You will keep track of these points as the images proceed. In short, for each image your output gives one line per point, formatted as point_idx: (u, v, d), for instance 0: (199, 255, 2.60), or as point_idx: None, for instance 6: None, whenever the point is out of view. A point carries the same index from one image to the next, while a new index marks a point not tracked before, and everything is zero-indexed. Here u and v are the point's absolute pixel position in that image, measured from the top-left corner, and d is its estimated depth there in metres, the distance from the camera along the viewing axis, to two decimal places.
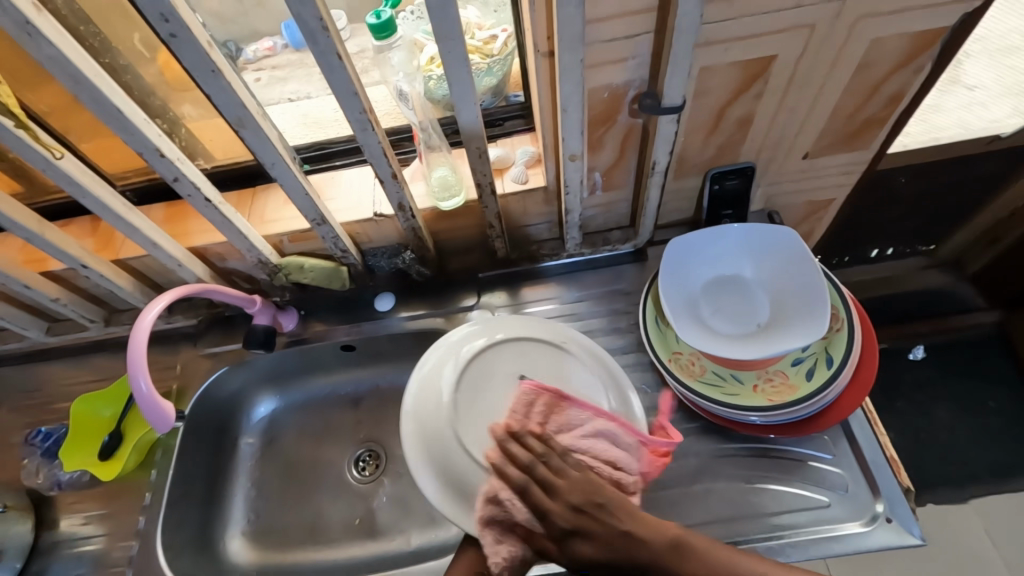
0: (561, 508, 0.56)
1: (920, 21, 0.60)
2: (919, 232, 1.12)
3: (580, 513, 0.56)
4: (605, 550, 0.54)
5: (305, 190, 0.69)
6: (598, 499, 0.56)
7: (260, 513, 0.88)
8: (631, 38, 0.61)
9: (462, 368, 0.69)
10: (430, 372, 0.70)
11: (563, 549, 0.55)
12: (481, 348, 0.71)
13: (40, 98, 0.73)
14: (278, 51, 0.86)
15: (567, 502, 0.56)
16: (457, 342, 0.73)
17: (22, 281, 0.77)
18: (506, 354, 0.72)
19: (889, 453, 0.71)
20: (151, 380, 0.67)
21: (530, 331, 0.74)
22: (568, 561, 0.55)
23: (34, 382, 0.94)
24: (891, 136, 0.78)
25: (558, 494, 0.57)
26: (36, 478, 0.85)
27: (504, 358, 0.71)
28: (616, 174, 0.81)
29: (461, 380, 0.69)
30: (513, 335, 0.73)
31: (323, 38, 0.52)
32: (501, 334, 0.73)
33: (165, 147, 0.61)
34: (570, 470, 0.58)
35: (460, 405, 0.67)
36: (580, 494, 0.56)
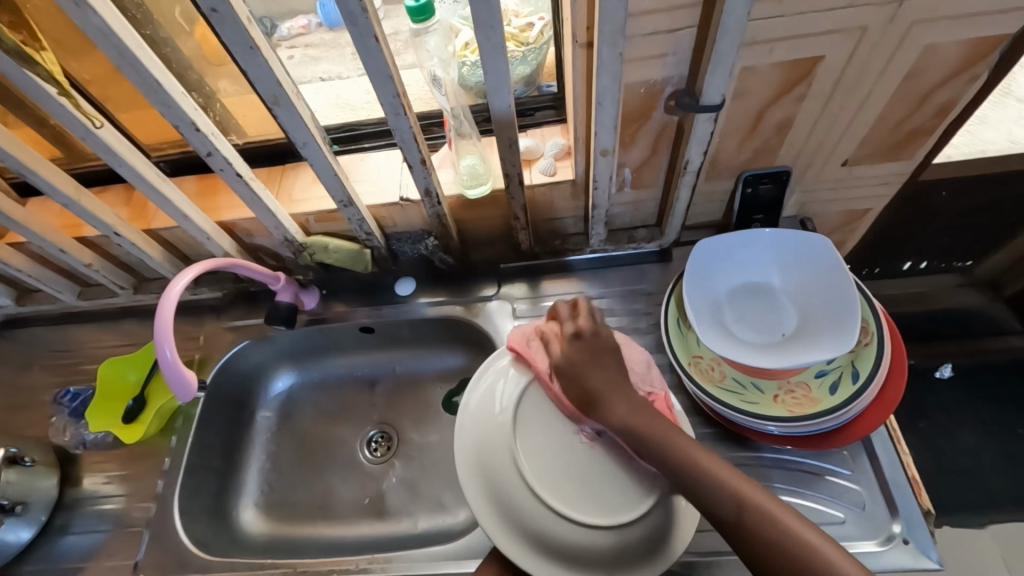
0: (586, 331, 0.71)
1: (980, 28, 0.58)
2: (957, 248, 1.08)
3: (595, 343, 0.70)
4: (595, 369, 0.67)
5: (333, 171, 0.69)
6: (610, 355, 0.69)
7: (274, 485, 0.90)
8: (673, 32, 0.59)
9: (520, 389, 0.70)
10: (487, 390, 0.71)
11: (563, 351, 0.69)
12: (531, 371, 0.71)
13: (83, 67, 0.74)
14: (311, 29, 0.83)
15: (595, 330, 0.71)
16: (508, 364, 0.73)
17: (57, 245, 0.80)
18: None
19: (910, 473, 0.69)
20: (176, 348, 0.68)
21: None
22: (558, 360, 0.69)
23: (64, 343, 0.97)
24: (936, 147, 0.75)
25: (589, 329, 0.71)
26: (63, 435, 0.89)
27: None
28: (647, 171, 0.79)
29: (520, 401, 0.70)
30: None
31: (362, 19, 0.51)
32: None
33: (200, 122, 0.62)
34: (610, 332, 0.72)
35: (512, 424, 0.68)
36: (605, 338, 0.70)
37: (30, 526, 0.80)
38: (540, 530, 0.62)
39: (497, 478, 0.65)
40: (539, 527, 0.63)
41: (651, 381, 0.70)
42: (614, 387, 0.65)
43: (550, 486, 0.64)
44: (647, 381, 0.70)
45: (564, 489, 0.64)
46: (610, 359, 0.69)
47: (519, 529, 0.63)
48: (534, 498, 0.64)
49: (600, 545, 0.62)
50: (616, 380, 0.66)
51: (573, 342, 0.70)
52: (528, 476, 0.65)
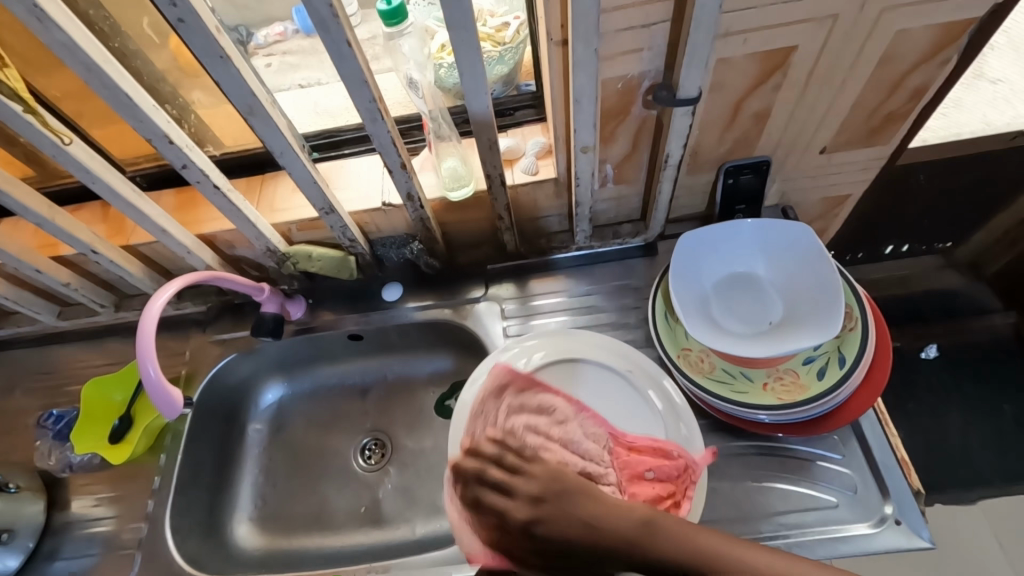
0: (525, 500, 0.60)
1: (949, 12, 0.58)
2: (936, 229, 1.10)
3: (540, 503, 0.59)
4: (568, 531, 0.56)
5: (313, 180, 0.69)
6: (560, 487, 0.60)
7: (267, 498, 0.89)
8: (648, 27, 0.59)
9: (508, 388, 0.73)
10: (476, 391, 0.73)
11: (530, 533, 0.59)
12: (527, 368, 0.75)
13: (51, 83, 0.73)
14: (288, 36, 0.84)
15: (527, 492, 0.61)
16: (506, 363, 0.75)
17: (33, 266, 0.78)
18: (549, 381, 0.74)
19: (900, 454, 0.70)
20: (159, 365, 0.67)
21: (580, 350, 0.76)
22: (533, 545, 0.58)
23: (45, 365, 0.95)
24: (912, 131, 0.76)
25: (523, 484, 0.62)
26: (49, 459, 0.86)
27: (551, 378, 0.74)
28: (628, 166, 0.79)
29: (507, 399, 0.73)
30: (557, 354, 0.76)
31: (334, 25, 0.51)
32: (545, 354, 0.76)
33: (174, 134, 0.61)
34: (538, 471, 0.62)
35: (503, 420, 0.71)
36: (541, 486, 0.60)
37: (18, 553, 0.79)
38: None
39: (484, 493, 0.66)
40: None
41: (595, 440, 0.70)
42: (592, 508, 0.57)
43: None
44: (591, 453, 0.68)
45: None
46: (560, 492, 0.59)
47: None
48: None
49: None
50: (586, 523, 0.56)
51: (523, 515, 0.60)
52: None
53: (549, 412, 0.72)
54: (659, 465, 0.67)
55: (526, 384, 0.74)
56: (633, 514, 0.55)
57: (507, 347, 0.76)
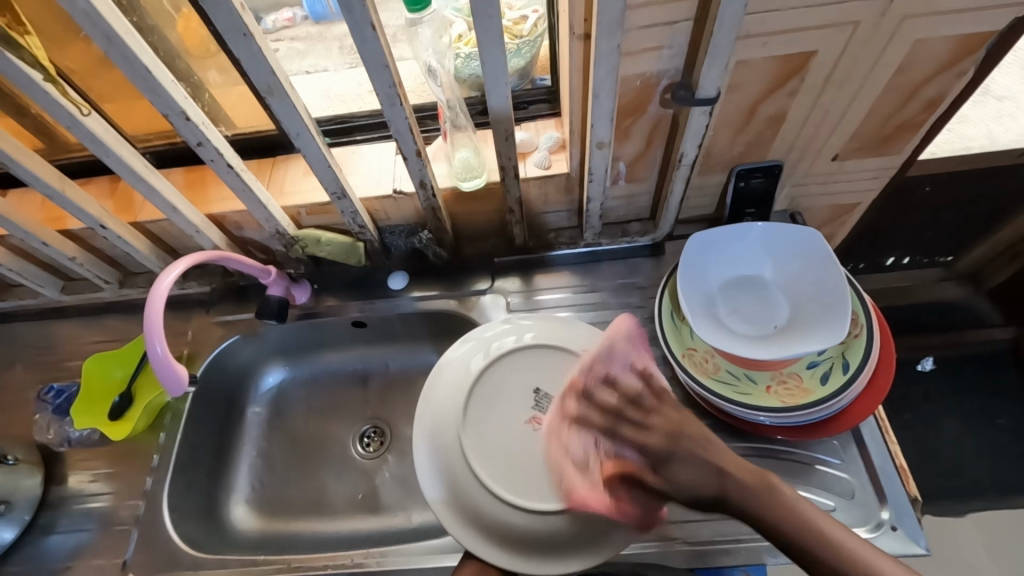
0: (657, 439, 0.62)
1: (967, 25, 0.59)
2: (938, 243, 1.11)
3: (676, 442, 0.61)
4: (699, 474, 0.59)
5: (327, 163, 0.69)
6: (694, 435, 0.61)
7: (265, 481, 0.89)
8: (669, 25, 0.59)
9: (485, 365, 0.71)
10: (456, 362, 0.72)
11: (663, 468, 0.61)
12: (509, 349, 0.73)
13: (66, 55, 0.72)
14: (297, 22, 0.85)
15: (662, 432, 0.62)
16: (491, 336, 0.74)
17: (40, 238, 0.78)
18: (526, 360, 0.72)
19: (898, 461, 0.70)
20: (167, 343, 0.67)
21: (568, 340, 0.73)
22: (662, 481, 0.61)
23: (47, 339, 0.95)
24: (923, 143, 0.77)
25: (652, 430, 0.63)
26: (47, 434, 0.85)
27: (535, 363, 0.72)
28: (641, 165, 0.80)
29: (482, 377, 0.71)
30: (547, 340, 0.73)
31: (359, 6, 0.51)
32: (534, 336, 0.74)
33: (191, 111, 0.61)
34: (673, 415, 0.63)
35: (475, 391, 0.70)
36: (670, 427, 0.62)
37: (13, 527, 0.79)
38: (492, 519, 0.63)
39: (451, 468, 0.65)
40: (488, 512, 0.63)
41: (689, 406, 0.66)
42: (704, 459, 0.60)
43: (498, 476, 0.65)
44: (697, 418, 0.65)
45: (504, 474, 0.65)
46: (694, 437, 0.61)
47: (467, 513, 0.63)
48: (480, 484, 0.64)
49: (546, 535, 0.62)
50: (717, 467, 0.59)
51: (651, 453, 0.61)
52: (471, 463, 0.65)
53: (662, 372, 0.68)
54: None
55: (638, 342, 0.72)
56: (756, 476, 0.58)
57: (497, 325, 0.75)
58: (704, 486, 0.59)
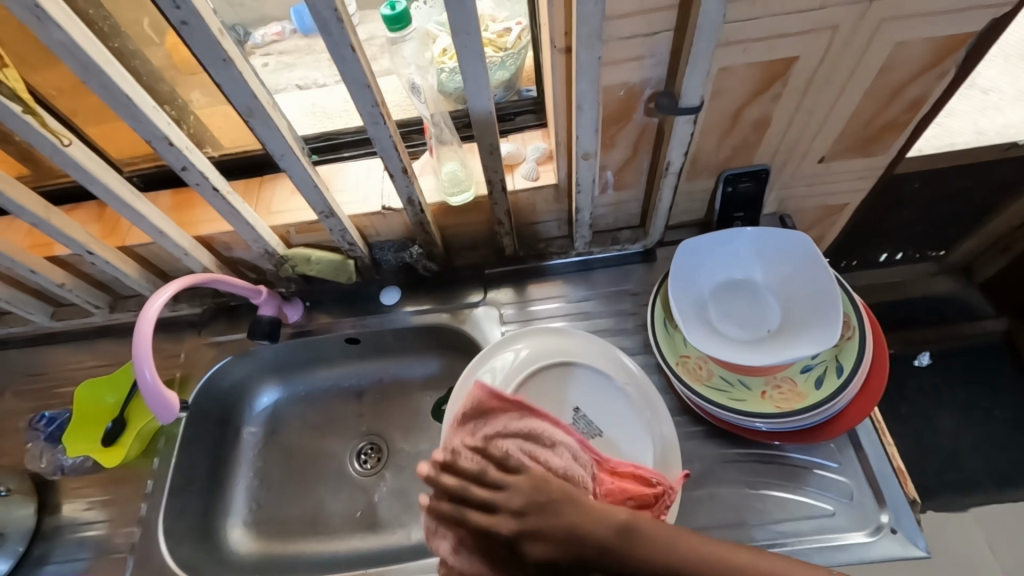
0: (508, 519, 0.48)
1: (945, 26, 0.59)
2: (929, 238, 1.11)
3: (524, 517, 0.47)
4: (559, 544, 0.45)
5: (313, 182, 0.68)
6: (538, 495, 0.48)
7: (262, 502, 0.88)
8: (650, 36, 0.59)
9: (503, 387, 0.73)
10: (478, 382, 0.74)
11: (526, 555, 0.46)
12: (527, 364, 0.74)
13: (48, 82, 0.72)
14: (286, 36, 0.82)
15: (506, 504, 0.48)
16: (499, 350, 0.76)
17: (28, 266, 0.77)
18: (548, 372, 0.74)
19: (895, 463, 0.70)
20: (156, 368, 0.66)
21: (581, 353, 0.75)
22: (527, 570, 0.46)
23: (39, 365, 0.94)
24: (908, 142, 0.77)
25: (503, 509, 0.49)
26: (39, 462, 0.84)
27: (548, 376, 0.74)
28: (628, 172, 0.79)
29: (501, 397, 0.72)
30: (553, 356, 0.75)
31: (337, 29, 0.51)
32: (538, 350, 0.76)
33: (174, 135, 0.60)
34: (518, 478, 0.49)
35: None
36: (523, 496, 0.48)
37: (7, 558, 0.78)
38: None
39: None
40: None
41: (582, 462, 0.60)
42: (541, 527, 0.46)
43: None
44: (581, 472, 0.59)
45: None
46: (541, 496, 0.48)
47: None
48: None
49: None
50: (575, 530, 0.46)
51: (501, 541, 0.48)
52: None
53: (536, 436, 0.62)
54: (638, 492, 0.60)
55: (494, 407, 0.64)
56: (618, 519, 0.46)
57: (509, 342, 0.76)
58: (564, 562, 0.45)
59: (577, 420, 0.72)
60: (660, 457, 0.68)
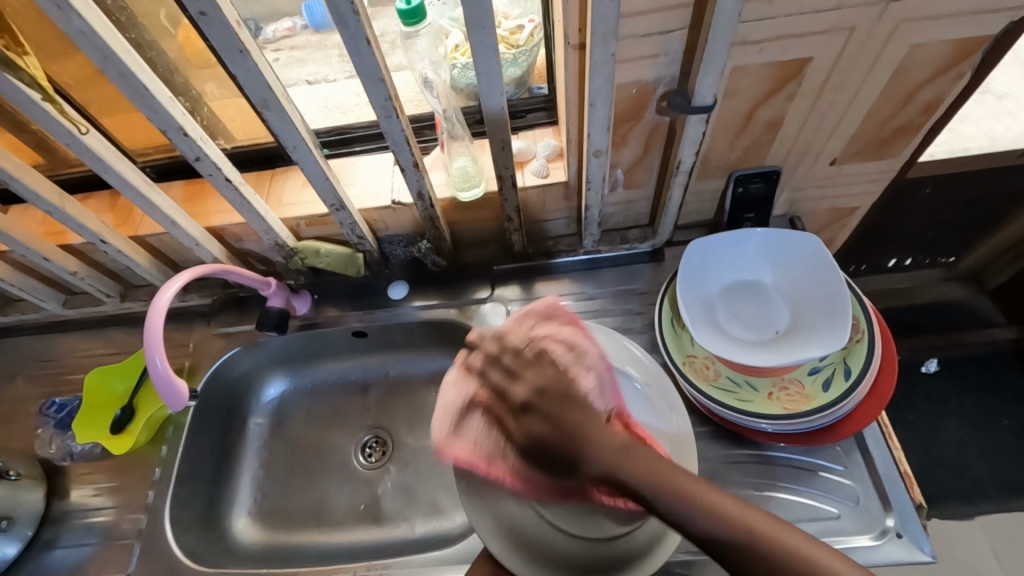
0: (525, 390, 0.61)
1: (962, 28, 0.59)
2: (940, 244, 1.10)
3: (542, 395, 0.60)
4: (556, 428, 0.57)
5: (325, 175, 0.69)
6: (559, 391, 0.60)
7: (267, 493, 0.89)
8: (664, 34, 0.59)
9: None
10: None
11: (521, 426, 0.60)
12: None
13: (65, 71, 0.73)
14: (297, 32, 0.83)
15: (533, 381, 0.61)
16: None
17: (42, 253, 0.78)
18: None
19: (902, 467, 0.70)
20: (166, 356, 0.67)
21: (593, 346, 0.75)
22: (518, 434, 0.60)
23: (49, 353, 0.95)
24: (921, 146, 0.77)
25: (522, 383, 0.62)
26: (49, 448, 0.87)
27: None
28: (639, 171, 0.79)
29: None
30: None
31: (354, 21, 0.51)
32: None
33: (189, 126, 0.61)
34: (552, 373, 0.61)
35: None
36: (545, 380, 0.61)
37: (16, 542, 0.79)
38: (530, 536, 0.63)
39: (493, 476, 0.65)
40: (521, 524, 0.63)
41: (609, 395, 0.64)
42: (550, 420, 0.58)
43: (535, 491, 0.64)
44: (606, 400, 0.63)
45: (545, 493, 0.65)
46: (557, 392, 0.60)
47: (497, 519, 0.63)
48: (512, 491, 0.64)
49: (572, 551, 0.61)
50: (575, 430, 0.57)
51: (514, 401, 0.61)
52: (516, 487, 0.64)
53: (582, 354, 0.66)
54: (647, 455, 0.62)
55: (558, 318, 0.69)
56: (616, 437, 0.56)
57: None
58: (552, 442, 0.57)
59: None
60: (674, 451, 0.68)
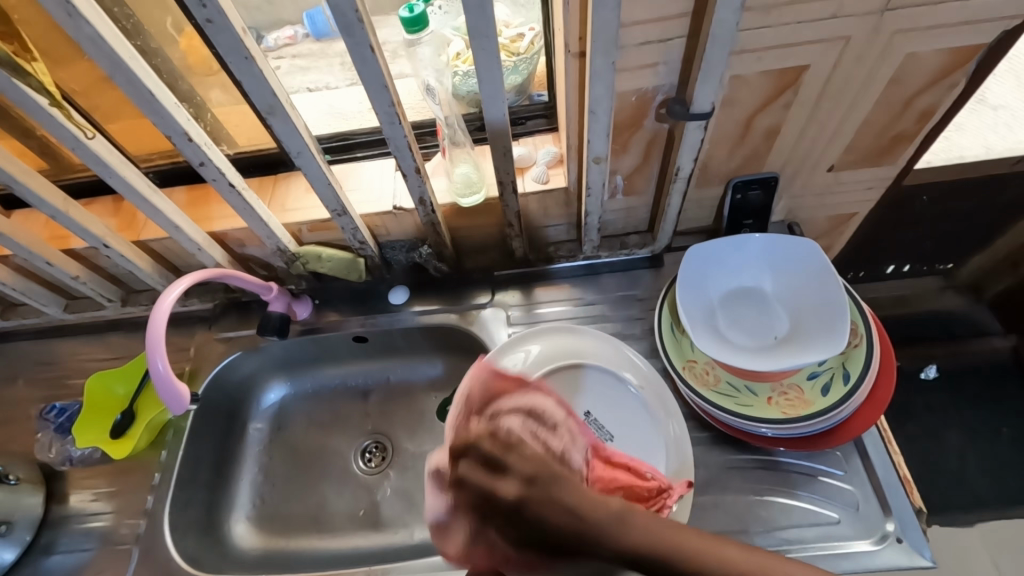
0: (509, 485, 0.52)
1: (956, 37, 0.60)
2: (938, 252, 1.11)
3: (528, 487, 0.50)
4: (556, 522, 0.48)
5: (328, 180, 0.69)
6: (542, 475, 0.51)
7: (266, 498, 0.89)
8: (663, 42, 0.60)
9: None
10: None
11: (519, 526, 0.49)
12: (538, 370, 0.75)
13: (71, 77, 0.74)
14: (298, 40, 0.85)
15: (516, 473, 0.52)
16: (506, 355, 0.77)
17: (44, 257, 0.78)
18: (560, 374, 0.75)
19: (902, 472, 0.70)
20: (168, 360, 0.67)
21: (597, 355, 0.76)
22: (516, 542, 0.49)
23: (50, 357, 0.95)
24: (917, 153, 0.77)
25: (509, 478, 0.52)
26: (49, 452, 0.86)
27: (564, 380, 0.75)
28: (638, 177, 0.80)
29: None
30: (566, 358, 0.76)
31: (359, 29, 0.52)
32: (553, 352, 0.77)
33: (194, 132, 0.62)
34: (529, 465, 0.52)
35: None
36: (534, 468, 0.52)
37: (14, 546, 0.78)
38: None
39: None
40: None
41: (576, 443, 0.64)
42: (563, 515, 0.48)
43: None
44: (575, 449, 0.63)
45: None
46: (545, 475, 0.51)
47: None
48: None
49: None
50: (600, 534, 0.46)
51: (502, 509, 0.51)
52: None
53: (544, 417, 0.64)
54: (634, 484, 0.64)
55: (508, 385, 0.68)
56: (613, 508, 0.48)
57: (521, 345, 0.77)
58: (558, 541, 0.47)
59: (591, 424, 0.72)
60: (672, 460, 0.69)
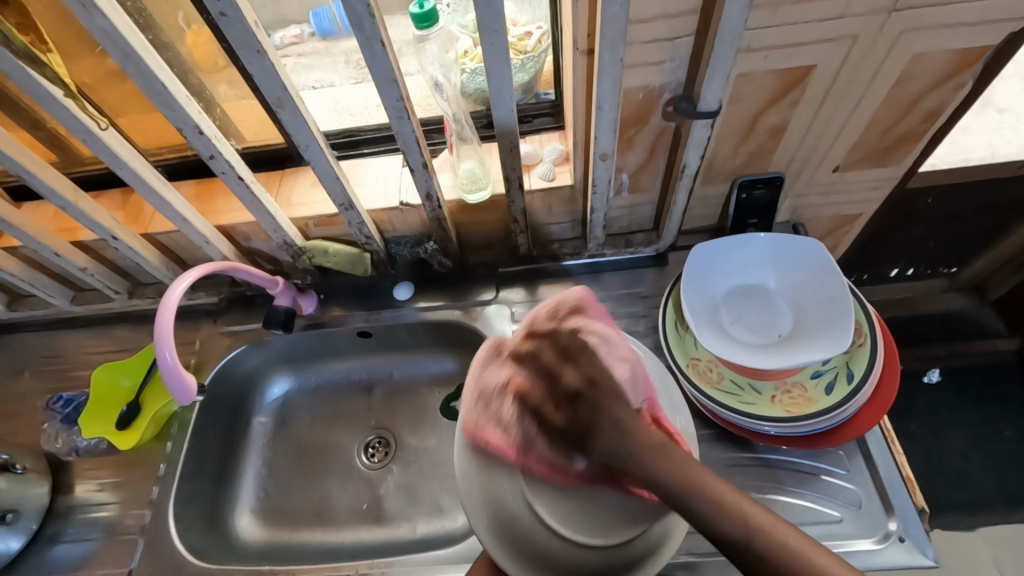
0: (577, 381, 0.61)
1: (963, 38, 0.60)
2: (942, 255, 1.11)
3: (593, 390, 0.60)
4: (608, 434, 0.57)
5: (335, 174, 0.70)
6: (609, 385, 0.60)
7: (269, 492, 0.89)
8: (671, 40, 0.60)
9: None
10: None
11: (566, 415, 0.61)
12: None
13: (82, 70, 0.74)
14: (304, 39, 0.86)
15: (585, 375, 0.61)
16: None
17: (53, 249, 0.79)
18: None
19: (904, 472, 0.70)
20: (176, 351, 0.68)
21: None
22: (562, 420, 0.61)
23: (56, 348, 0.96)
24: (923, 154, 0.77)
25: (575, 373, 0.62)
26: (55, 442, 0.86)
27: None
28: (644, 175, 0.80)
29: None
30: None
31: (369, 24, 0.52)
32: None
33: (204, 124, 0.62)
34: (599, 374, 0.61)
35: None
36: (601, 376, 0.61)
37: (20, 535, 0.79)
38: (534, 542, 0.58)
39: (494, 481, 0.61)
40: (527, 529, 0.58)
41: (637, 389, 0.62)
42: (613, 424, 0.58)
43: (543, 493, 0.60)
44: (636, 394, 0.62)
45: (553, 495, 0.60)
46: (608, 389, 0.60)
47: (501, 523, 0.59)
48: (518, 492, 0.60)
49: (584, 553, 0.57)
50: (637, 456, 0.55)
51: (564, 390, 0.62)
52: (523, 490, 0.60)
53: (617, 349, 0.64)
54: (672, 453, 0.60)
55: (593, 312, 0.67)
56: (654, 436, 0.56)
57: None
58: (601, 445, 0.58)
59: None
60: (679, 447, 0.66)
